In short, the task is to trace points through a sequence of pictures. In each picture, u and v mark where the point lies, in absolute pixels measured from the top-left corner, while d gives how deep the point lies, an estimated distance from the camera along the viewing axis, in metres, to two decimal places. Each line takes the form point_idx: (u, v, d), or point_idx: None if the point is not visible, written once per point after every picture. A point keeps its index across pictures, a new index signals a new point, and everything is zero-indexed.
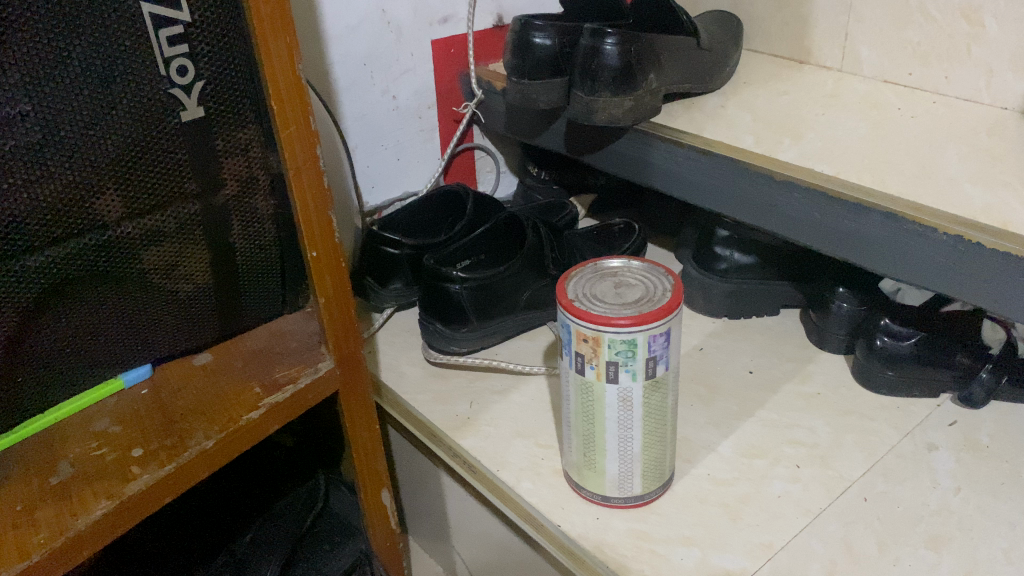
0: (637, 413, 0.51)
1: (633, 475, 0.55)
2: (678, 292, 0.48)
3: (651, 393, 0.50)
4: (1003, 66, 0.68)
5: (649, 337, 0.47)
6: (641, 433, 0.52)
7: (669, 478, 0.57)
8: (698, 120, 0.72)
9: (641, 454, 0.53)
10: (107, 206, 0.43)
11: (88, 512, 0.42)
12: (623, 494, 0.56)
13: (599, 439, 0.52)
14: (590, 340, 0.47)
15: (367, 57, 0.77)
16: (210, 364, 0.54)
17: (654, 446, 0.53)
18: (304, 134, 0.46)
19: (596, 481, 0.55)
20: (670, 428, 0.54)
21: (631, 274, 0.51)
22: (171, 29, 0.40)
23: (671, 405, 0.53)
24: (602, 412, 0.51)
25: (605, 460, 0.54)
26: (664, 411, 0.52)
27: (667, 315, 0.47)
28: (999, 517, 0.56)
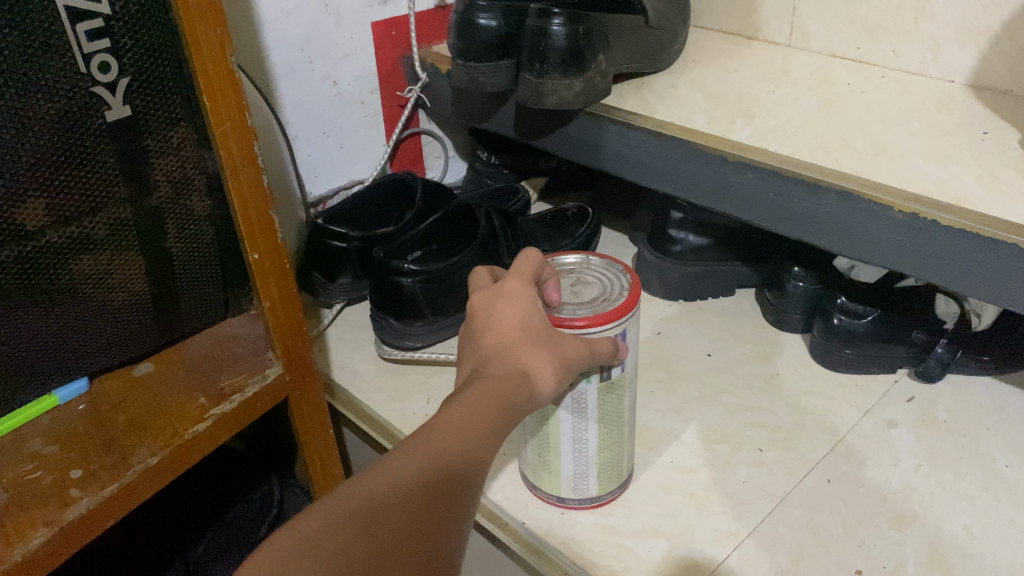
0: (592, 414, 0.49)
1: (589, 476, 0.53)
2: (634, 296, 0.46)
3: (605, 394, 0.49)
4: (950, 39, 0.68)
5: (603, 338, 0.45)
6: (596, 434, 0.50)
7: (627, 478, 0.56)
8: (649, 100, 0.71)
9: (597, 455, 0.52)
10: (29, 214, 0.40)
11: (25, 541, 0.39)
12: (579, 494, 0.54)
13: (554, 440, 0.50)
14: None
15: (304, 41, 0.74)
16: (152, 375, 0.51)
17: (608, 448, 0.52)
18: (241, 132, 0.43)
19: (552, 481, 0.54)
20: (627, 426, 0.53)
21: (585, 272, 0.49)
22: (90, 22, 0.37)
23: (627, 405, 0.51)
24: (556, 414, 0.49)
25: (560, 463, 0.52)
26: (620, 411, 0.51)
27: (619, 318, 0.45)
28: (959, 494, 0.57)
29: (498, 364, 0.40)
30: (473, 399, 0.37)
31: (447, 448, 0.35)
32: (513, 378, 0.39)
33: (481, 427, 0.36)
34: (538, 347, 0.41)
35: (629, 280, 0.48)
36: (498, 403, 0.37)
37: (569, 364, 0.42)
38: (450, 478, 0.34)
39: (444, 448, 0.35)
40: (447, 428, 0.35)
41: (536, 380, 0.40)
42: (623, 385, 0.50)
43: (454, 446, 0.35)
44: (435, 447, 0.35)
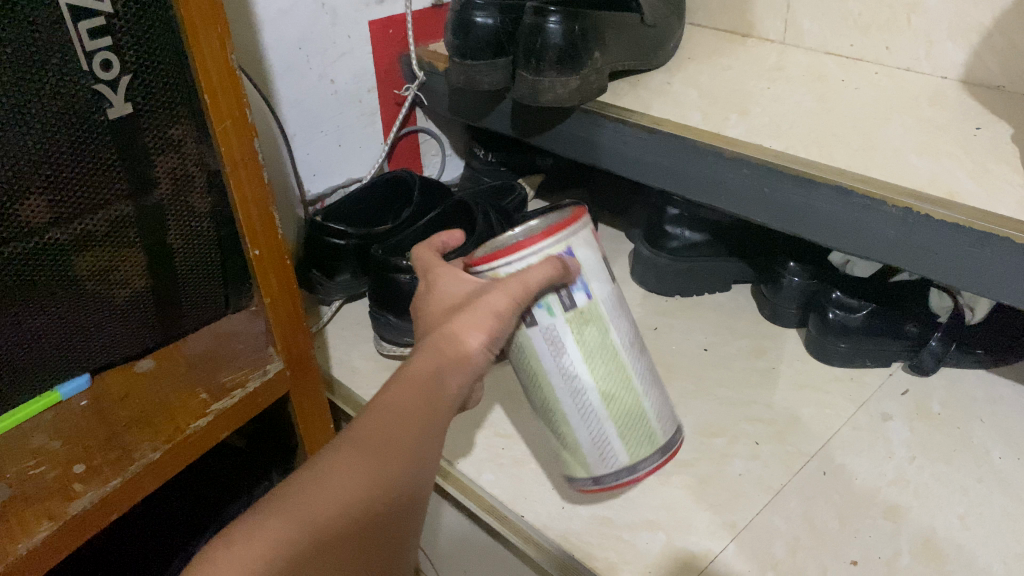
0: (573, 355, 0.46)
1: (609, 438, 0.48)
2: (566, 219, 0.45)
3: (581, 327, 0.46)
4: (942, 35, 0.69)
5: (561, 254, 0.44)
6: (588, 378, 0.47)
7: (668, 444, 0.49)
8: (644, 97, 0.71)
9: (603, 407, 0.47)
10: (31, 211, 0.40)
11: (30, 536, 0.40)
12: (610, 467, 0.48)
13: (552, 398, 0.48)
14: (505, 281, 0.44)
15: (301, 40, 0.74)
16: (153, 371, 0.52)
17: (613, 395, 0.47)
18: (241, 128, 0.44)
19: (577, 460, 0.49)
20: (637, 377, 0.48)
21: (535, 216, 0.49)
22: (92, 21, 0.37)
23: (621, 342, 0.48)
24: (539, 365, 0.47)
25: (572, 424, 0.48)
26: (611, 348, 0.47)
27: (544, 241, 0.44)
28: (953, 484, 0.57)
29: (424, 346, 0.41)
30: (400, 392, 0.39)
31: (375, 446, 0.37)
32: (439, 360, 0.40)
33: (411, 419, 0.38)
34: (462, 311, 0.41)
35: (572, 210, 0.47)
36: (428, 391, 0.39)
37: (500, 314, 0.41)
38: (383, 478, 0.37)
39: (375, 448, 0.37)
40: (377, 425, 0.38)
41: (462, 341, 0.40)
42: (603, 317, 0.47)
43: (384, 443, 0.37)
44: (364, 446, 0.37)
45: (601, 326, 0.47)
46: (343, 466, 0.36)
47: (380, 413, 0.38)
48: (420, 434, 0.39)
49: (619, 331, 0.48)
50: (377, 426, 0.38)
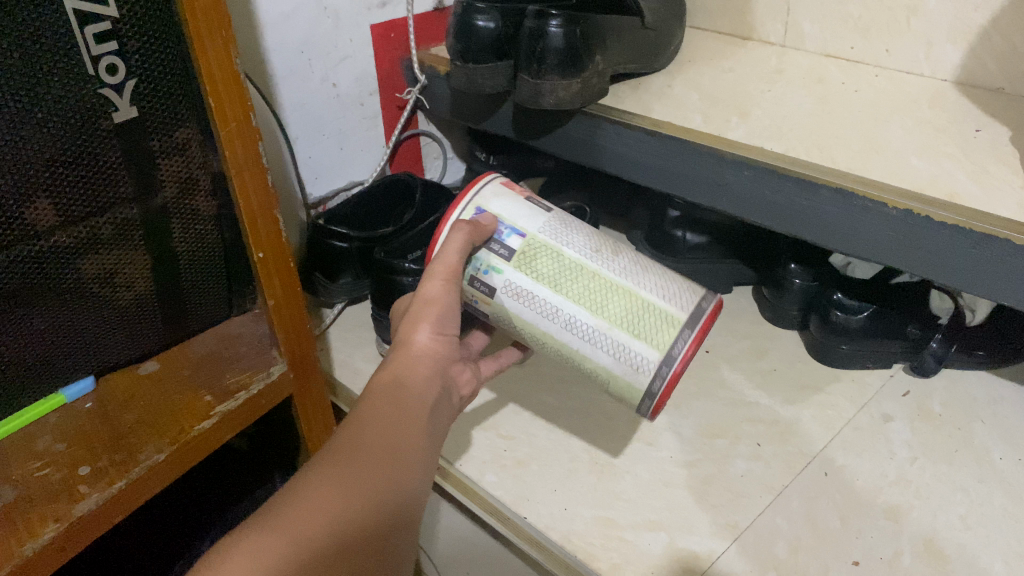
0: (539, 291, 0.49)
1: (624, 342, 0.48)
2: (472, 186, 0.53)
3: (531, 265, 0.49)
4: (942, 37, 0.69)
5: (480, 213, 0.50)
6: (567, 303, 0.49)
7: (683, 314, 0.48)
8: (645, 100, 0.72)
9: (597, 319, 0.48)
10: (37, 215, 0.40)
11: (35, 537, 0.40)
12: (648, 371, 0.48)
13: (558, 341, 0.50)
14: None
15: (304, 44, 0.74)
16: (157, 373, 0.52)
17: (600, 306, 0.48)
18: (245, 131, 0.44)
19: (622, 386, 0.49)
20: (620, 279, 0.49)
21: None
22: (98, 26, 0.37)
23: (581, 254, 0.49)
24: (525, 320, 0.50)
25: (589, 354, 0.49)
26: (575, 266, 0.49)
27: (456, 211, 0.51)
28: (954, 484, 0.57)
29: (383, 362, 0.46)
30: (370, 409, 0.42)
31: (356, 456, 0.39)
32: (401, 369, 0.45)
33: (385, 432, 0.41)
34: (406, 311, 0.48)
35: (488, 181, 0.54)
36: (395, 406, 0.42)
37: (438, 297, 0.47)
38: (371, 482, 0.38)
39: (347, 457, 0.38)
40: (354, 438, 0.40)
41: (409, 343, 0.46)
42: (548, 245, 0.49)
43: (364, 453, 0.39)
44: (347, 457, 0.38)
45: (552, 251, 0.49)
46: (329, 476, 0.37)
47: (354, 429, 0.40)
48: (399, 446, 0.40)
49: (575, 247, 0.50)
50: (353, 439, 0.40)
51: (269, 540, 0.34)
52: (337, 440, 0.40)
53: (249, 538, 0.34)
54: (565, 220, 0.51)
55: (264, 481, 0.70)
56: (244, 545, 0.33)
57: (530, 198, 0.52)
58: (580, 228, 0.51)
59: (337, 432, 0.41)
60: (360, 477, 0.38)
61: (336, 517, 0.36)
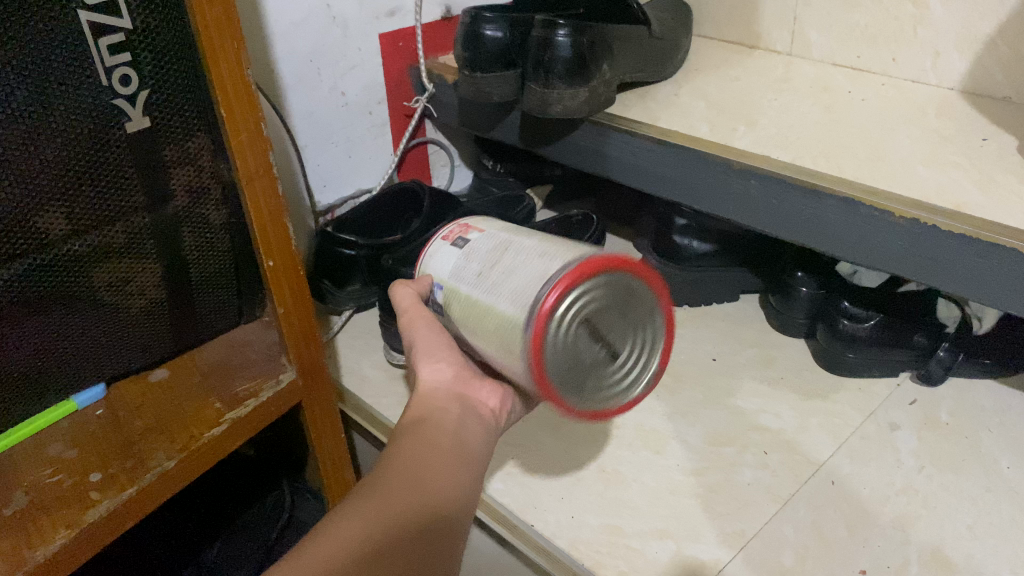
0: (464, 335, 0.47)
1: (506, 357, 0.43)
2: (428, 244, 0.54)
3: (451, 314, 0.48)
4: (949, 46, 0.69)
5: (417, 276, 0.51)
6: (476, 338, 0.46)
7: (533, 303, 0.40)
8: (653, 109, 0.72)
9: (488, 345, 0.44)
10: (51, 224, 0.41)
11: (47, 543, 0.40)
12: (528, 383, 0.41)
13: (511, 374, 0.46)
14: None
15: (313, 53, 0.75)
16: (167, 379, 0.53)
17: (485, 331, 0.44)
18: (257, 141, 0.45)
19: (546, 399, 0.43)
20: (499, 280, 0.44)
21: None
22: (112, 36, 0.38)
23: (471, 285, 0.46)
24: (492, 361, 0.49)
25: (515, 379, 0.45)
26: (467, 300, 0.46)
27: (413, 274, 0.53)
28: (961, 493, 0.58)
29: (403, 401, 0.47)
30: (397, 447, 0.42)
31: (378, 491, 0.39)
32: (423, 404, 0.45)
33: (409, 463, 0.41)
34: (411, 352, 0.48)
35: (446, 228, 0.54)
36: (419, 438, 0.42)
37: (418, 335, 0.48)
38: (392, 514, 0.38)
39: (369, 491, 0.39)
40: (377, 476, 0.40)
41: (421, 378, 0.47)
42: (452, 289, 0.47)
43: (385, 485, 0.39)
44: (368, 494, 0.39)
45: (456, 285, 0.47)
46: (351, 513, 0.38)
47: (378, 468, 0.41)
48: (424, 473, 0.40)
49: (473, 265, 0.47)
50: (376, 475, 0.40)
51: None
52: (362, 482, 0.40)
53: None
54: (481, 239, 0.48)
55: (273, 488, 0.71)
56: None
57: (458, 235, 0.50)
58: (493, 240, 0.47)
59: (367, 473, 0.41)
60: (382, 511, 0.38)
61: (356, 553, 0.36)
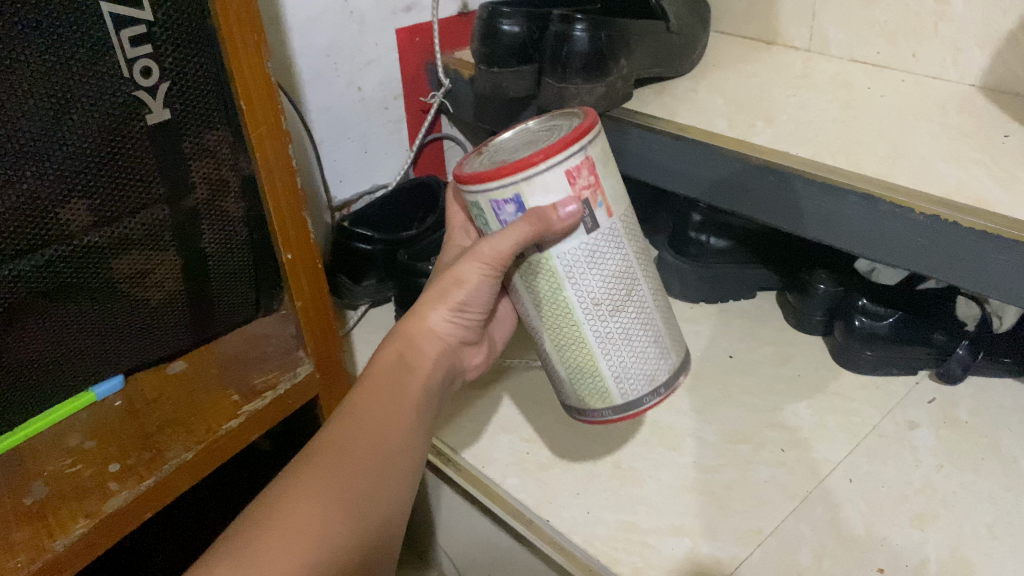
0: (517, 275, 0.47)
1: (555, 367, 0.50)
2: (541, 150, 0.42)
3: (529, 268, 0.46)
4: (969, 42, 0.69)
5: (489, 199, 0.43)
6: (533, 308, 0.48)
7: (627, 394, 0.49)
8: (670, 105, 0.72)
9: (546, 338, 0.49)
10: (73, 216, 0.41)
11: (67, 533, 0.40)
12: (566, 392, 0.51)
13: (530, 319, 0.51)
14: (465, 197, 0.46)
15: (330, 48, 0.75)
16: (185, 372, 0.53)
17: (559, 340, 0.48)
18: (276, 134, 0.45)
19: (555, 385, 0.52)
20: (613, 315, 0.47)
21: (550, 135, 0.45)
22: (135, 28, 0.38)
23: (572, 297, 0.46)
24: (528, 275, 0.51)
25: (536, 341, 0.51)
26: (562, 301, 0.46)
27: (504, 177, 0.42)
28: (980, 493, 0.57)
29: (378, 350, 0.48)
30: (367, 402, 0.44)
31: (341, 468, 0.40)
32: (399, 358, 0.47)
33: (367, 432, 0.42)
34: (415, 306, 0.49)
35: (581, 154, 0.42)
36: (385, 410, 0.44)
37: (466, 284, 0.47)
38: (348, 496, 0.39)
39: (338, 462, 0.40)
40: (338, 443, 0.41)
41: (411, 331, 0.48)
42: (555, 271, 0.45)
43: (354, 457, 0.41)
44: (326, 465, 0.40)
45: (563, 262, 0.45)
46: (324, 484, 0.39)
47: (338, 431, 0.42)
48: (381, 449, 0.42)
49: (577, 254, 0.45)
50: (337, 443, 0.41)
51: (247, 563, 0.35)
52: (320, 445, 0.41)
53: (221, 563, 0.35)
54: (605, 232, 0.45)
55: None
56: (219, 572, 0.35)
57: (587, 196, 0.43)
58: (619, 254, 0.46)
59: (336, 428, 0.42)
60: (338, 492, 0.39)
61: (313, 535, 0.37)
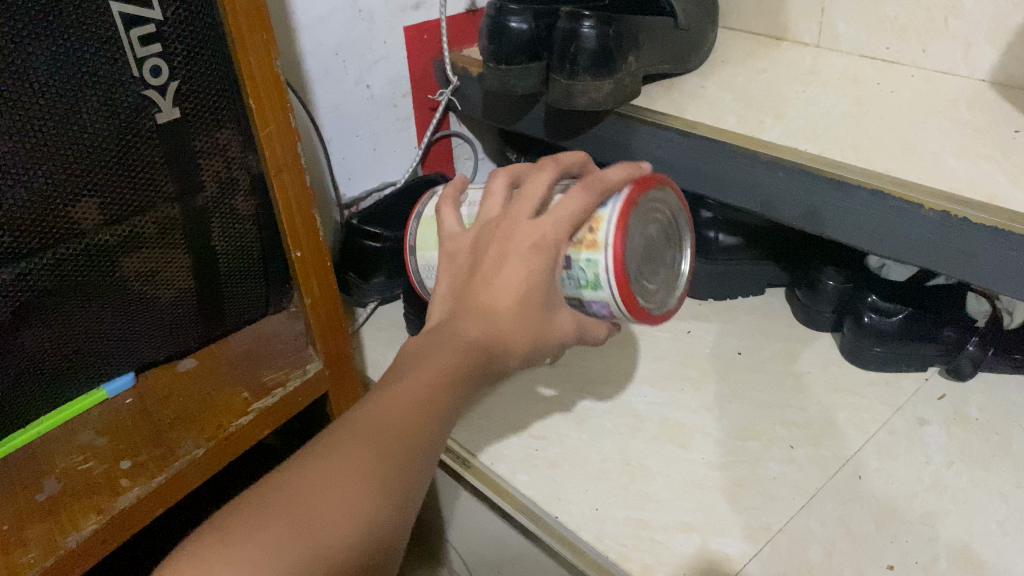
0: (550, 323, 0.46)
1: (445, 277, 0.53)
2: (662, 317, 0.47)
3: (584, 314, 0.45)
4: (980, 37, 0.68)
5: (606, 302, 0.44)
6: None
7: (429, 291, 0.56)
8: (679, 101, 0.72)
9: None
10: (83, 214, 0.41)
11: (79, 529, 0.41)
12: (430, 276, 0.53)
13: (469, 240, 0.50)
14: (594, 247, 0.42)
15: (339, 46, 0.75)
16: (195, 369, 0.53)
17: None
18: (285, 132, 0.45)
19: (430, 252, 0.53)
20: None
21: (666, 255, 0.48)
22: (143, 28, 0.38)
23: None
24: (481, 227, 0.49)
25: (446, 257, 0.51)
26: None
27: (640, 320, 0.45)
28: (991, 490, 0.57)
29: (458, 324, 0.40)
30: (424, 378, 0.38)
31: (397, 453, 0.35)
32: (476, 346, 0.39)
33: (426, 406, 0.37)
34: (500, 310, 0.40)
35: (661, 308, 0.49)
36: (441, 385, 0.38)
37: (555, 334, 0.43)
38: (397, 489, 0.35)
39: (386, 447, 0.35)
40: (394, 421, 0.36)
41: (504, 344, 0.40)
42: None
43: (407, 443, 0.36)
44: (386, 446, 0.35)
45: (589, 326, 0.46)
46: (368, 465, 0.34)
47: (397, 400, 0.37)
48: (437, 431, 0.37)
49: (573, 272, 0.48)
50: (394, 421, 0.36)
51: (284, 539, 0.32)
52: (375, 420, 0.36)
53: (260, 540, 0.31)
54: None
55: None
56: (252, 546, 0.31)
57: None
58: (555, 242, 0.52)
59: (389, 406, 0.36)
60: (392, 478, 0.35)
61: (358, 513, 0.33)
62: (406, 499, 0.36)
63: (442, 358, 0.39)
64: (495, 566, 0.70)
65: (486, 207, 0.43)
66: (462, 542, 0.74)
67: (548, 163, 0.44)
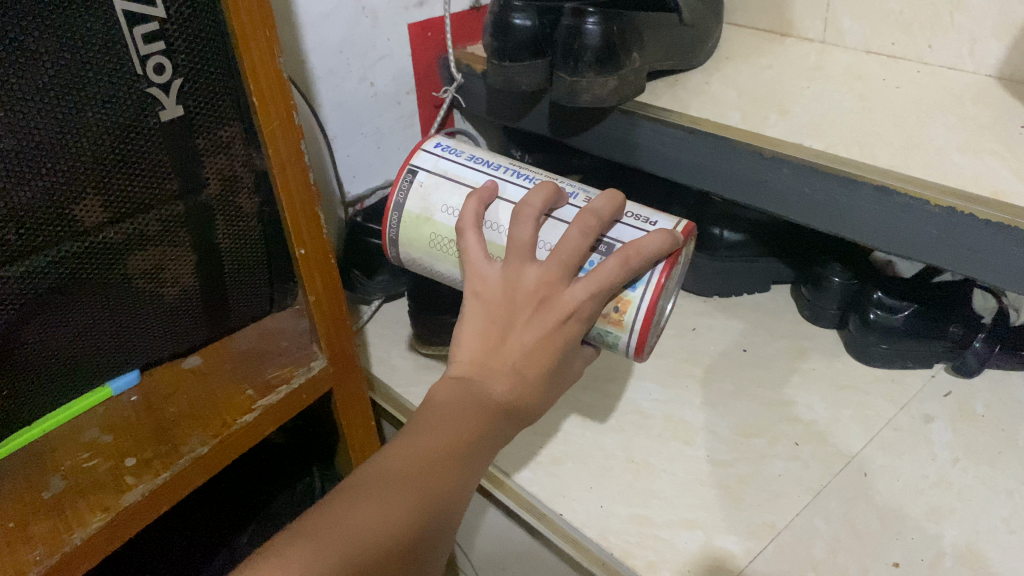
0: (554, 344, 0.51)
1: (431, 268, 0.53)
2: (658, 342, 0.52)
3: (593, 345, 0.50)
4: (986, 32, 0.68)
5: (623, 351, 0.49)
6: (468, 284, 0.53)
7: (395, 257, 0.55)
8: (683, 98, 0.71)
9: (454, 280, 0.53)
10: (89, 212, 0.41)
11: (84, 525, 0.41)
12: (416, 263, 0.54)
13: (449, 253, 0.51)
14: (621, 324, 0.46)
15: (343, 43, 0.75)
16: (200, 367, 0.53)
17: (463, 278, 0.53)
18: (288, 130, 0.45)
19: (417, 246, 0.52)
20: None
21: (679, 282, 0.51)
22: (146, 25, 0.38)
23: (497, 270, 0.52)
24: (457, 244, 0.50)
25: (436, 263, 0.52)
26: None
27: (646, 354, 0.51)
28: (997, 487, 0.57)
29: (486, 379, 0.41)
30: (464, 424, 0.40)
31: (427, 504, 0.38)
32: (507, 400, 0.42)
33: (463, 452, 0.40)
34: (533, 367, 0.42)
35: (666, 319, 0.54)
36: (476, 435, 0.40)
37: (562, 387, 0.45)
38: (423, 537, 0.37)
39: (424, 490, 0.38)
40: (433, 461, 0.39)
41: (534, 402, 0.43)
42: None
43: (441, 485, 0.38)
44: (424, 485, 0.38)
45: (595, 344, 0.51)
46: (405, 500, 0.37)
47: (439, 449, 0.39)
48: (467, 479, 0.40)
49: None
50: (425, 474, 0.38)
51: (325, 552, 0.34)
52: (410, 470, 0.38)
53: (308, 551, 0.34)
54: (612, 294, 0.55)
55: (303, 475, 0.72)
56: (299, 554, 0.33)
57: None
58: None
59: (431, 445, 0.39)
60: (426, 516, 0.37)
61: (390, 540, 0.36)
62: (432, 540, 0.38)
63: (473, 414, 0.41)
64: (499, 565, 0.70)
65: (511, 259, 0.42)
66: (474, 552, 0.72)
67: (585, 227, 0.42)
